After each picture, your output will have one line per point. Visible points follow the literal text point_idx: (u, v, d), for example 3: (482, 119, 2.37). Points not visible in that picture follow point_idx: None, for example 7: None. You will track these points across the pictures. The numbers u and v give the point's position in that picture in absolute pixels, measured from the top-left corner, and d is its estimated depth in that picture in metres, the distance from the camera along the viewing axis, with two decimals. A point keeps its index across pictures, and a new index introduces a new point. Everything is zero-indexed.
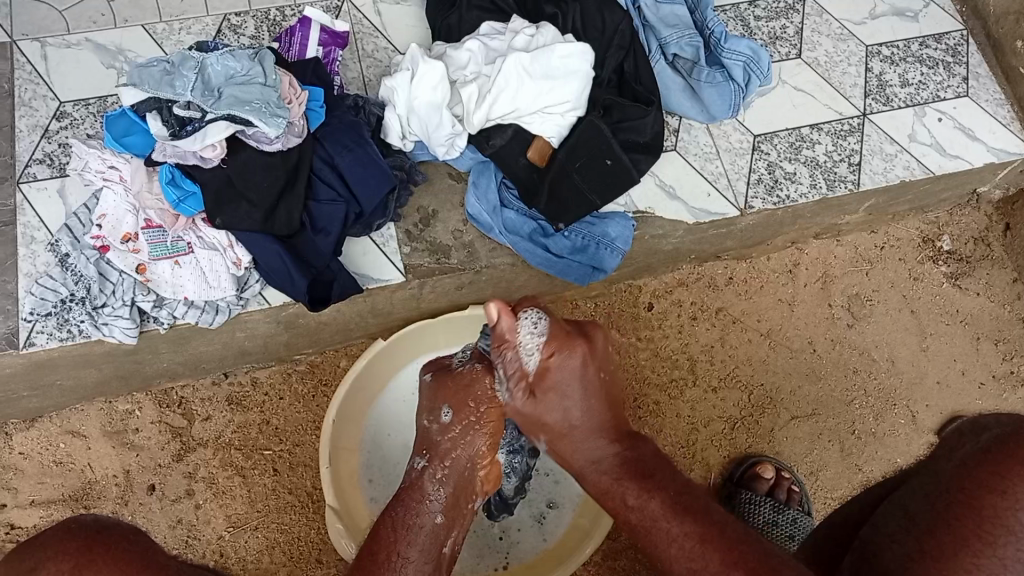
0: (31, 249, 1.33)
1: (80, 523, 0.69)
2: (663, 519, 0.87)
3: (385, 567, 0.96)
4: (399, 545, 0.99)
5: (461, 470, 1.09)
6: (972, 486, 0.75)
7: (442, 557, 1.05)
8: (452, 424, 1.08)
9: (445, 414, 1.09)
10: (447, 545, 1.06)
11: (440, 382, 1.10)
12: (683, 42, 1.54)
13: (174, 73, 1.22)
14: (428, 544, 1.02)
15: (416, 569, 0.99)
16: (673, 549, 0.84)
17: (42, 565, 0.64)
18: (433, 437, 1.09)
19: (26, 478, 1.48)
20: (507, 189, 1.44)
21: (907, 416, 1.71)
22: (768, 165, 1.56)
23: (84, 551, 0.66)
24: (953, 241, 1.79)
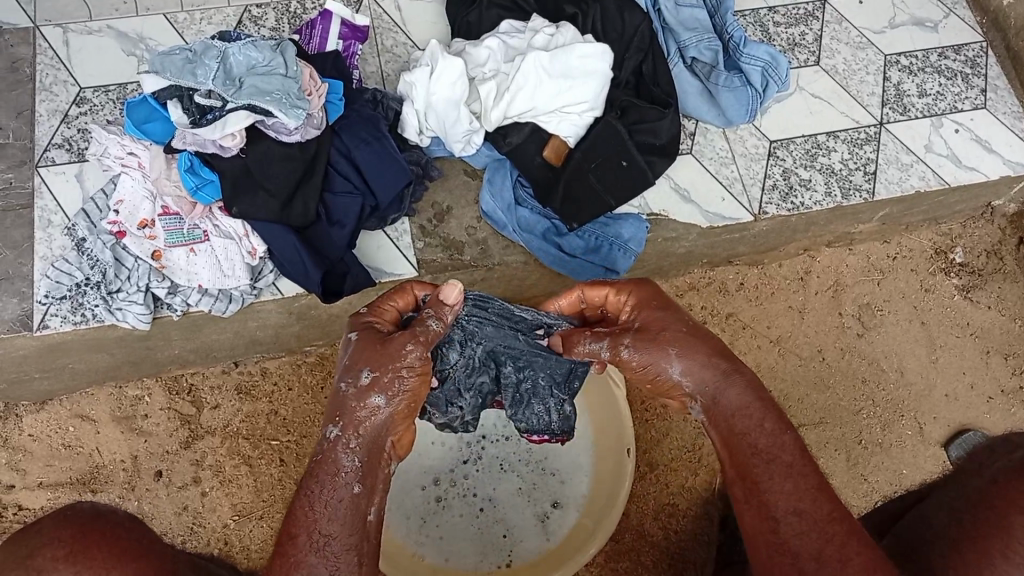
0: (48, 233, 1.34)
1: (74, 512, 0.68)
2: (789, 454, 0.85)
3: (308, 551, 0.81)
4: (321, 523, 0.83)
5: (377, 434, 0.89)
6: (999, 500, 0.71)
7: (369, 526, 0.86)
8: (376, 392, 0.88)
9: (366, 374, 0.88)
10: (372, 511, 0.87)
11: (364, 341, 0.91)
12: (702, 46, 1.53)
13: (196, 62, 1.22)
14: (353, 513, 0.85)
15: (345, 544, 0.83)
16: (787, 485, 0.82)
17: (37, 551, 0.64)
18: (349, 402, 0.88)
19: (34, 460, 1.49)
20: (523, 188, 1.44)
21: (914, 428, 1.70)
22: (784, 172, 1.56)
23: (79, 537, 0.65)
24: (966, 253, 1.79)
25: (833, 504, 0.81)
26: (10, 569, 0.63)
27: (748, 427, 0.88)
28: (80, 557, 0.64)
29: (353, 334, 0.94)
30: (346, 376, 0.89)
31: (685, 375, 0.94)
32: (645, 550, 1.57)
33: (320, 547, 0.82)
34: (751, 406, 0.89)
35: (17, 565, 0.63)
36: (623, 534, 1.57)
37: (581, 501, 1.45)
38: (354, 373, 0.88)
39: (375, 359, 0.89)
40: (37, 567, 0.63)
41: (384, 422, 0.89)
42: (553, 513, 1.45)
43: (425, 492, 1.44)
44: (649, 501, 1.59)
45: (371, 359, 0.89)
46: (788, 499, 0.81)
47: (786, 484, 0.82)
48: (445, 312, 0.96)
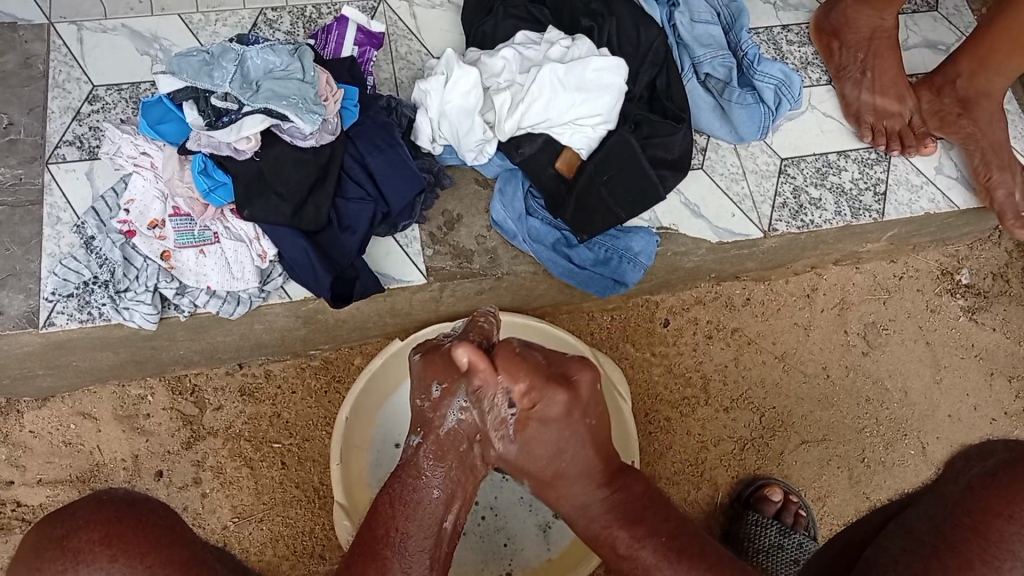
0: (56, 230, 1.33)
1: (108, 497, 0.69)
2: (655, 564, 0.90)
3: (386, 546, 0.91)
4: (400, 520, 0.94)
5: (451, 445, 0.99)
6: (978, 504, 0.69)
7: (443, 532, 0.97)
8: (449, 406, 0.97)
9: (437, 388, 0.97)
10: (448, 519, 0.98)
11: (428, 356, 0.99)
12: (716, 61, 1.54)
13: (213, 64, 1.23)
14: (430, 518, 0.96)
15: (420, 546, 0.94)
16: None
17: (72, 533, 0.65)
18: (428, 415, 0.98)
19: (34, 457, 1.48)
20: (533, 198, 1.44)
21: (917, 447, 1.70)
22: (794, 189, 1.56)
23: (114, 523, 0.66)
24: (972, 275, 1.79)
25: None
26: (44, 550, 0.64)
27: (611, 553, 0.95)
28: (114, 541, 0.65)
29: (417, 354, 1.02)
30: (419, 391, 0.99)
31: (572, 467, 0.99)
32: None
33: (396, 548, 0.92)
34: (601, 531, 0.95)
35: (53, 546, 0.64)
36: None
37: None
38: (426, 388, 0.97)
39: (447, 372, 0.96)
40: (72, 549, 0.64)
41: (464, 430, 0.98)
42: (555, 523, 1.45)
43: None
44: None
45: (442, 374, 0.96)
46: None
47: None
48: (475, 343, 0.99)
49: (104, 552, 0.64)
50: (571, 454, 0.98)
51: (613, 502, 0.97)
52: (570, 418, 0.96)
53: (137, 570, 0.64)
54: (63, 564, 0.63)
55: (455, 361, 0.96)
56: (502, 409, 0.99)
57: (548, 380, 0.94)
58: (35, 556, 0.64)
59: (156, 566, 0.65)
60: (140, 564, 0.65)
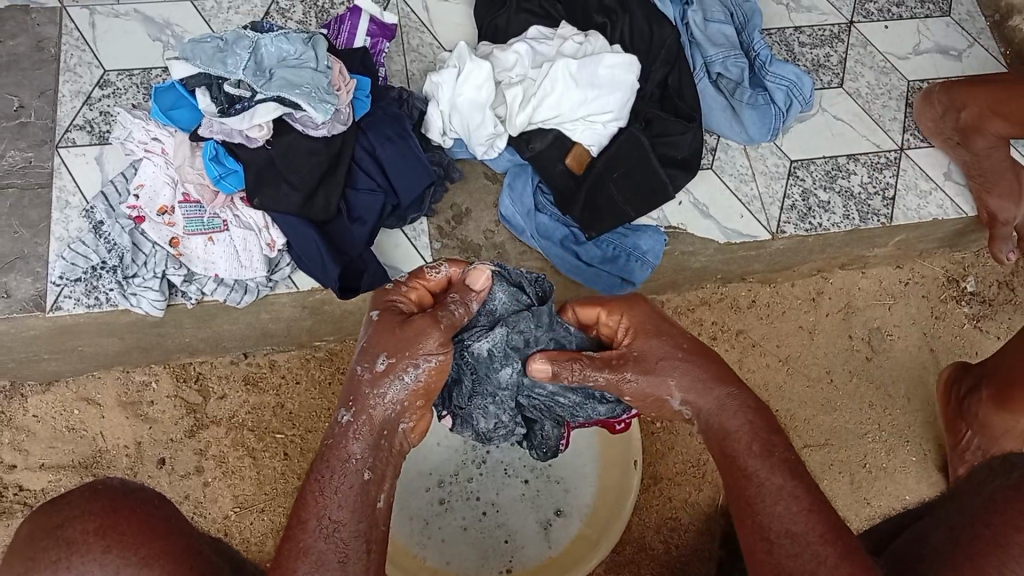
0: (65, 214, 1.33)
1: (105, 486, 0.65)
2: (779, 476, 0.78)
3: (314, 535, 0.78)
4: (329, 506, 0.80)
5: (382, 424, 0.87)
6: (998, 518, 0.68)
7: (376, 515, 0.83)
8: (391, 378, 0.87)
9: (382, 360, 0.87)
10: (381, 499, 0.85)
11: (385, 325, 0.89)
12: (728, 62, 1.53)
13: (227, 50, 1.23)
14: (363, 502, 0.82)
15: (353, 531, 0.80)
16: (779, 505, 0.76)
17: (66, 523, 0.61)
18: (364, 387, 0.87)
19: (37, 442, 1.48)
20: (542, 194, 1.43)
21: (919, 454, 1.70)
22: (803, 192, 1.56)
23: (111, 512, 0.63)
24: (978, 283, 1.79)
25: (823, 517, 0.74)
26: (39, 540, 0.61)
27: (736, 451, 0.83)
28: (109, 532, 0.62)
29: (377, 313, 0.92)
30: (361, 359, 0.88)
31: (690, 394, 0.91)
32: (644, 563, 1.56)
33: (326, 535, 0.78)
34: (738, 430, 0.85)
35: (47, 536, 0.61)
36: (624, 546, 1.56)
37: (584, 511, 1.45)
38: (370, 357, 0.87)
39: (397, 346, 0.87)
40: (66, 540, 0.60)
41: (393, 412, 0.87)
42: (555, 522, 1.45)
43: (430, 494, 1.43)
44: (650, 514, 1.59)
45: (391, 346, 0.87)
46: (784, 519, 0.75)
47: (776, 505, 0.76)
48: (470, 297, 0.95)
49: (98, 543, 0.61)
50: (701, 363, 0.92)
51: (759, 407, 0.87)
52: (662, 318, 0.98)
53: (131, 561, 0.61)
54: (57, 554, 0.60)
55: (415, 332, 0.88)
56: (434, 393, 0.90)
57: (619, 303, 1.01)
58: (29, 548, 0.61)
59: (150, 558, 0.62)
60: (134, 555, 0.61)
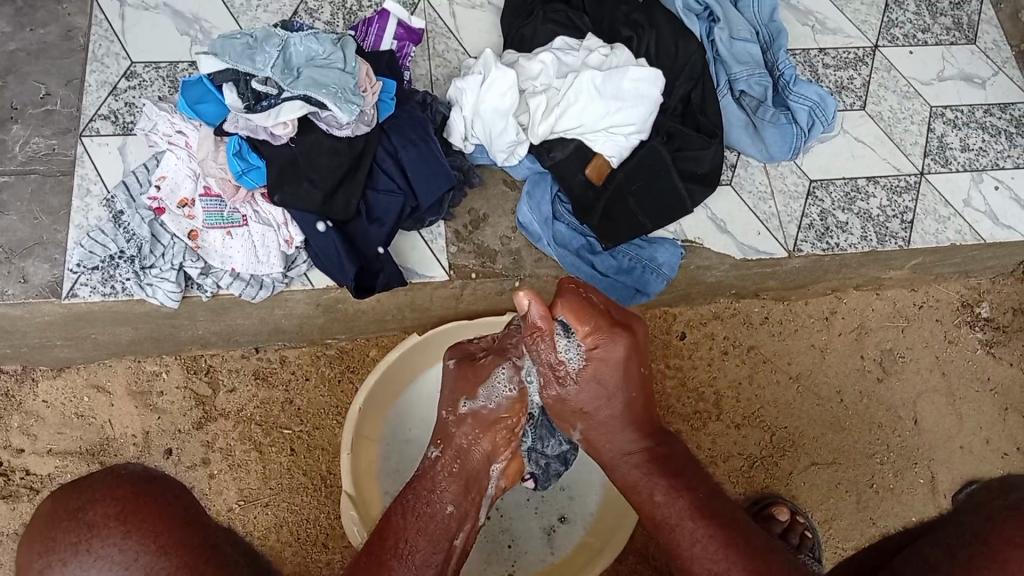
0: (85, 202, 1.33)
1: (129, 470, 0.59)
2: (688, 522, 0.94)
3: (394, 556, 0.93)
4: (411, 532, 0.97)
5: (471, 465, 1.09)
6: (996, 537, 0.68)
7: (453, 549, 1.02)
8: (473, 415, 1.09)
9: (465, 403, 1.09)
10: (458, 538, 1.03)
11: (461, 371, 1.11)
12: (752, 80, 1.53)
13: (256, 48, 1.25)
14: (441, 535, 1.00)
15: (425, 559, 0.96)
16: (695, 547, 0.92)
17: (88, 507, 0.55)
18: (451, 429, 1.09)
19: (46, 426, 1.48)
20: (561, 203, 1.43)
21: (927, 476, 1.69)
22: (821, 212, 1.56)
23: (134, 496, 0.56)
24: (992, 309, 1.78)
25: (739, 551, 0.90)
26: (59, 521, 0.55)
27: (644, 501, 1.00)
28: (131, 517, 0.55)
29: (453, 361, 1.14)
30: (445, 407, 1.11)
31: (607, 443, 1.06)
32: None
33: (404, 559, 0.94)
34: (641, 480, 1.01)
35: (69, 518, 0.55)
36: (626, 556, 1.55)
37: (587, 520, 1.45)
38: (454, 401, 1.10)
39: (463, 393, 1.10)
40: (88, 523, 0.55)
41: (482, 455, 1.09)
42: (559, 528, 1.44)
43: None
44: None
45: (469, 391, 1.10)
46: (704, 560, 0.91)
47: (695, 548, 0.92)
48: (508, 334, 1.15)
49: (119, 528, 0.54)
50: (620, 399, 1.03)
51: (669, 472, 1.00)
52: (630, 358, 1.02)
53: (149, 550, 0.54)
54: (77, 537, 0.54)
55: (482, 374, 1.10)
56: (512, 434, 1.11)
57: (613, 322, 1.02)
58: (50, 528, 0.55)
59: (169, 547, 0.55)
60: (153, 544, 0.55)
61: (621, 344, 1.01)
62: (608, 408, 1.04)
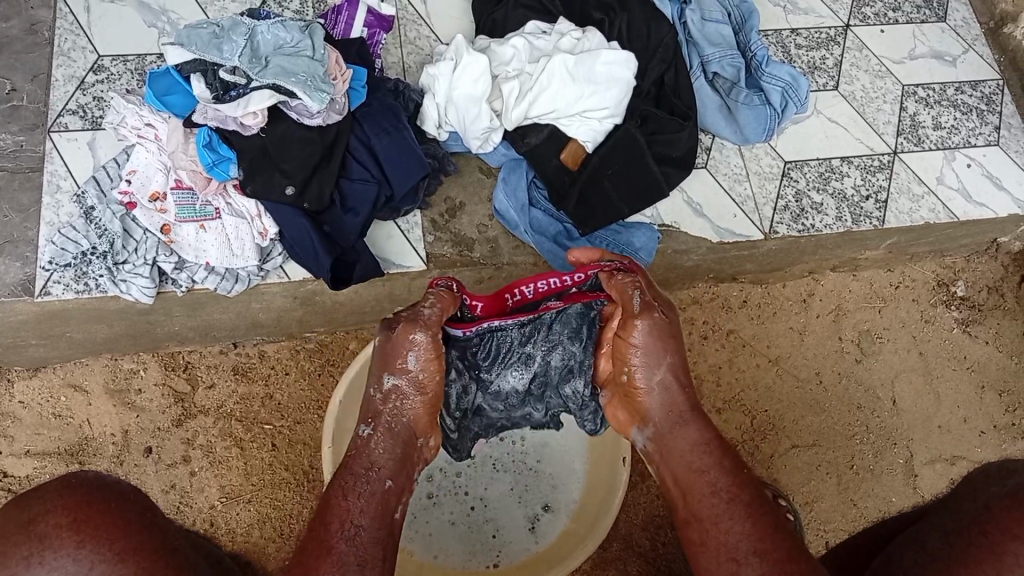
0: (56, 199, 1.32)
1: (80, 481, 0.72)
2: (739, 492, 0.88)
3: (336, 536, 0.85)
4: (353, 512, 0.88)
5: (405, 430, 0.97)
6: (993, 526, 0.73)
7: (392, 523, 0.91)
8: (389, 375, 0.98)
9: (390, 378, 0.98)
10: (398, 511, 0.92)
11: (381, 341, 0.99)
12: (725, 61, 1.53)
13: (223, 37, 1.24)
14: (382, 511, 0.89)
15: (372, 537, 0.87)
16: (746, 526, 0.85)
17: (39, 519, 0.67)
18: (378, 403, 0.97)
19: (23, 428, 1.47)
20: (537, 189, 1.44)
21: (906, 456, 1.70)
22: (796, 194, 1.56)
23: (83, 507, 0.69)
24: (967, 287, 1.80)
25: (784, 534, 0.83)
26: (13, 534, 0.67)
27: (702, 466, 0.92)
28: (83, 526, 0.68)
29: (423, 333, 0.98)
30: (371, 381, 0.99)
31: (653, 399, 0.99)
32: (631, 560, 1.56)
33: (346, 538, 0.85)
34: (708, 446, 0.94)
35: (21, 530, 0.67)
36: (611, 542, 1.56)
37: (571, 507, 1.44)
38: (378, 377, 0.98)
39: (376, 371, 0.98)
40: (38, 534, 0.67)
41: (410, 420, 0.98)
42: (543, 517, 1.44)
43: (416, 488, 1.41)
44: (638, 512, 1.58)
45: (390, 365, 0.98)
46: (747, 539, 0.84)
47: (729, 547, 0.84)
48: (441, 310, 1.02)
49: (71, 538, 0.67)
50: (664, 365, 0.99)
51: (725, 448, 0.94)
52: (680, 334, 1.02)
53: (103, 556, 0.67)
54: (29, 548, 0.66)
55: (393, 346, 0.98)
56: (435, 398, 1.00)
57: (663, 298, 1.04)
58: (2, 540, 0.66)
59: (123, 552, 0.68)
60: (105, 549, 0.68)
61: (650, 349, 0.99)
62: (654, 372, 0.99)
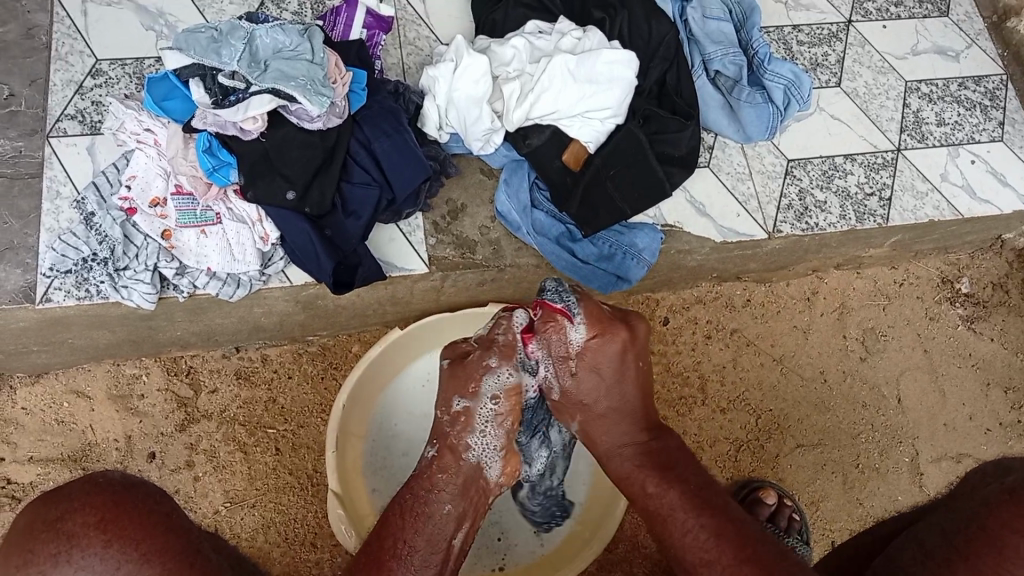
0: (56, 205, 1.31)
1: (106, 479, 0.64)
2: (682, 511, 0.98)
3: (393, 558, 1.01)
4: (408, 533, 1.04)
5: (470, 472, 1.12)
6: (992, 522, 0.73)
7: (449, 549, 1.07)
8: (458, 399, 1.12)
9: (457, 402, 1.12)
10: (456, 537, 1.08)
11: (451, 370, 1.14)
12: (727, 59, 1.52)
13: (221, 41, 1.23)
14: (439, 535, 1.05)
15: (424, 559, 1.03)
16: (688, 542, 0.96)
17: (66, 517, 0.60)
18: (444, 426, 1.12)
19: (25, 434, 1.46)
20: (539, 190, 1.43)
21: (911, 454, 1.69)
22: (800, 192, 1.55)
23: (109, 506, 0.62)
24: (972, 284, 1.79)
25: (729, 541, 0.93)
26: (38, 533, 0.59)
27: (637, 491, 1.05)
28: (111, 526, 0.61)
29: (493, 359, 1.12)
30: (442, 405, 1.14)
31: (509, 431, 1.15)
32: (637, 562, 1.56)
33: (400, 560, 1.01)
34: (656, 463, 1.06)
35: (48, 529, 0.60)
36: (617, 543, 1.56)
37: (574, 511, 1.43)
38: (449, 402, 1.13)
39: (454, 390, 1.13)
40: (66, 533, 0.60)
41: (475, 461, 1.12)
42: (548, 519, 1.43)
43: None
44: None
45: (460, 389, 1.12)
46: (699, 550, 0.94)
47: (686, 539, 0.96)
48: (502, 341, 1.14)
49: (99, 537, 0.60)
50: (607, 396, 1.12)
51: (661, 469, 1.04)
52: (623, 357, 1.12)
53: (131, 558, 0.60)
54: (56, 547, 0.59)
55: (467, 374, 1.12)
56: (511, 424, 1.15)
57: (559, 341, 1.11)
58: (28, 540, 0.59)
59: (151, 555, 0.61)
60: (133, 550, 0.61)
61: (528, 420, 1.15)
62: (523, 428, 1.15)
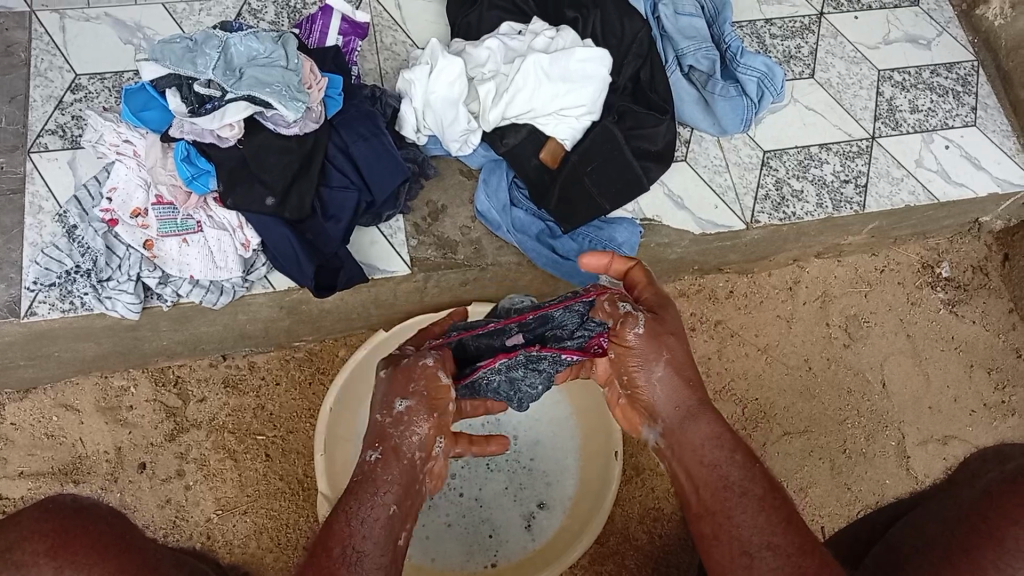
0: (38, 220, 1.32)
1: (60, 504, 0.75)
2: (761, 488, 0.82)
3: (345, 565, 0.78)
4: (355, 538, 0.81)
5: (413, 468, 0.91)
6: (993, 512, 0.67)
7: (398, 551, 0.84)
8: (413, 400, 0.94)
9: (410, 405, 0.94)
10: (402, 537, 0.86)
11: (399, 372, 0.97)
12: (699, 54, 1.55)
13: (196, 51, 1.24)
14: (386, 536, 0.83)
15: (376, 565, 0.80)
16: (758, 517, 0.80)
17: (16, 545, 0.69)
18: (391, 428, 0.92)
19: (16, 449, 1.47)
20: (518, 189, 1.44)
21: (897, 438, 1.71)
22: (776, 182, 1.57)
23: (59, 533, 0.72)
24: (953, 269, 1.81)
25: (797, 529, 0.79)
26: None
27: (716, 457, 0.86)
28: (60, 552, 0.71)
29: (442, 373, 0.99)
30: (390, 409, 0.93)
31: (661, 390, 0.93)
32: (629, 554, 1.57)
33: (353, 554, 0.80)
34: (722, 437, 0.88)
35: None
36: (608, 537, 1.57)
37: (567, 503, 1.44)
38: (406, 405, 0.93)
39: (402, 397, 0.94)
40: (15, 562, 0.69)
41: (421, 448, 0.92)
42: (539, 515, 1.45)
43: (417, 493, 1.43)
44: (634, 505, 1.59)
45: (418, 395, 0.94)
46: (760, 533, 0.79)
47: (755, 517, 0.80)
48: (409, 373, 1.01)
49: (49, 563, 0.69)
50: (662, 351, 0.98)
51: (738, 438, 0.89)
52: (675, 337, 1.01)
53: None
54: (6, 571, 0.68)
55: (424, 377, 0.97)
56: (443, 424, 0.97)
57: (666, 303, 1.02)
58: None
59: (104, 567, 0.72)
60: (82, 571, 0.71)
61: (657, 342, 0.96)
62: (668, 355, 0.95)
